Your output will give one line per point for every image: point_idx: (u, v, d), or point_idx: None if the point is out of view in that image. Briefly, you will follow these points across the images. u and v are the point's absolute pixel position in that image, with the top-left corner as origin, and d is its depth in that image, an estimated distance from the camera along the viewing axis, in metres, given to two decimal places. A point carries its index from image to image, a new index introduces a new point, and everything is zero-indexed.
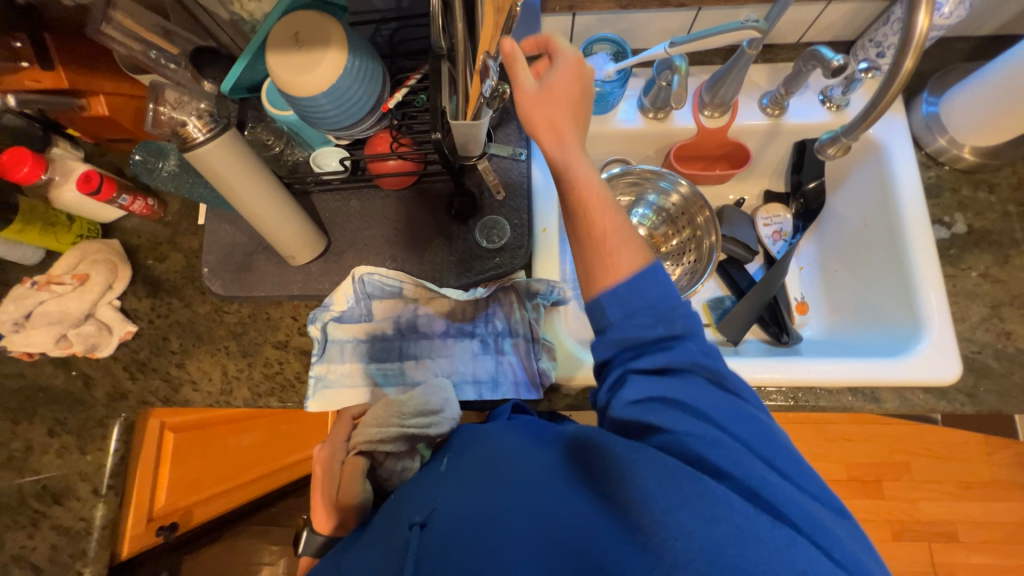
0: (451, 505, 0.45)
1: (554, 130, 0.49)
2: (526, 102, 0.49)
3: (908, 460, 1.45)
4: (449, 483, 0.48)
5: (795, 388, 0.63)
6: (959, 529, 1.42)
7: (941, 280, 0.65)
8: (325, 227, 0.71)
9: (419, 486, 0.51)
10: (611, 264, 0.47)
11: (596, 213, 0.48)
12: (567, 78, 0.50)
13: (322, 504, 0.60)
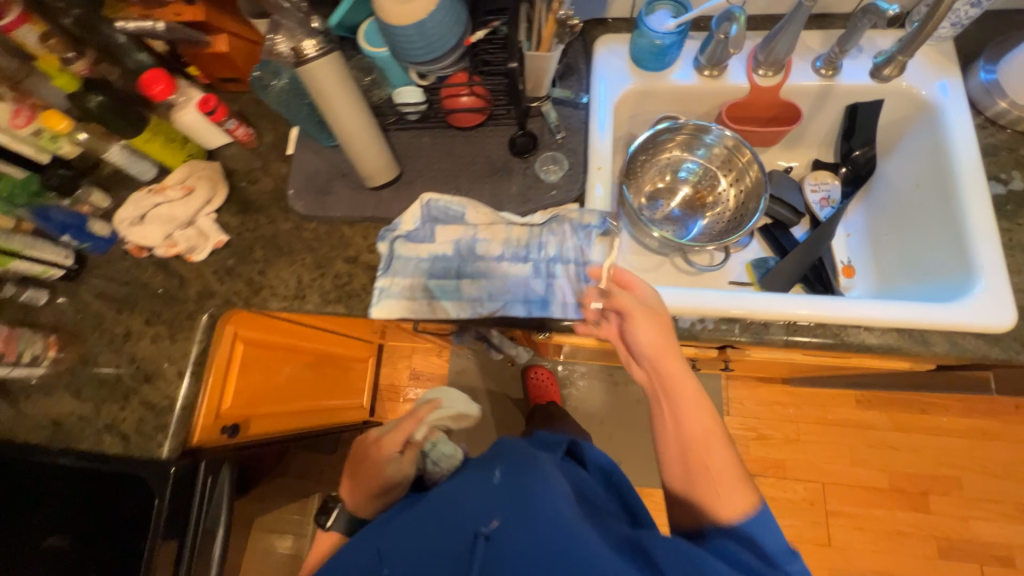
0: (515, 527, 0.54)
1: (659, 374, 0.62)
2: (641, 336, 0.62)
3: (957, 475, 1.38)
4: (511, 501, 0.57)
5: (838, 326, 0.65)
6: (1015, 553, 1.32)
7: (999, 251, 0.64)
8: (399, 158, 0.79)
9: (471, 489, 0.60)
10: (727, 500, 0.57)
11: (711, 447, 0.60)
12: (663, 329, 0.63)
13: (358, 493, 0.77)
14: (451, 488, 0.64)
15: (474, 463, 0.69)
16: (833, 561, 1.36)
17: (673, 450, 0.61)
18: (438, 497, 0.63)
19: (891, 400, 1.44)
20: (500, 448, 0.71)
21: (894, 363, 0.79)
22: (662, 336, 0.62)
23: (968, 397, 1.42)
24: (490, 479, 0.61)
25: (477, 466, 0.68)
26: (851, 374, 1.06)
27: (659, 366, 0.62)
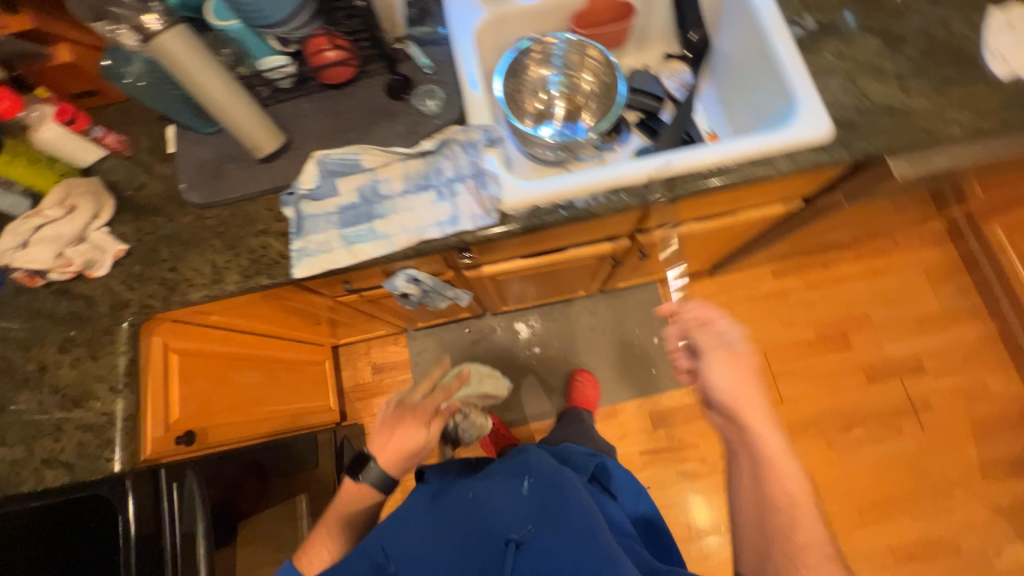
0: (541, 539, 0.70)
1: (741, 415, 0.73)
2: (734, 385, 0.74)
3: (866, 311, 1.59)
4: (541, 519, 0.73)
5: (702, 171, 0.75)
6: (924, 360, 1.54)
7: (809, 79, 0.77)
8: (283, 127, 0.81)
9: (501, 499, 0.77)
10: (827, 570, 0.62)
11: (800, 508, 0.67)
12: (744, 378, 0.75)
13: (393, 454, 0.82)
14: (485, 491, 0.79)
15: (494, 467, 0.84)
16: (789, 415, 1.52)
17: (761, 511, 0.68)
18: (466, 501, 0.78)
19: (800, 264, 1.64)
20: (523, 456, 0.87)
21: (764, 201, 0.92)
22: (746, 379, 0.74)
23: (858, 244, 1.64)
24: (518, 490, 0.78)
25: (501, 469, 0.84)
26: (750, 237, 1.20)
27: (745, 417, 0.72)
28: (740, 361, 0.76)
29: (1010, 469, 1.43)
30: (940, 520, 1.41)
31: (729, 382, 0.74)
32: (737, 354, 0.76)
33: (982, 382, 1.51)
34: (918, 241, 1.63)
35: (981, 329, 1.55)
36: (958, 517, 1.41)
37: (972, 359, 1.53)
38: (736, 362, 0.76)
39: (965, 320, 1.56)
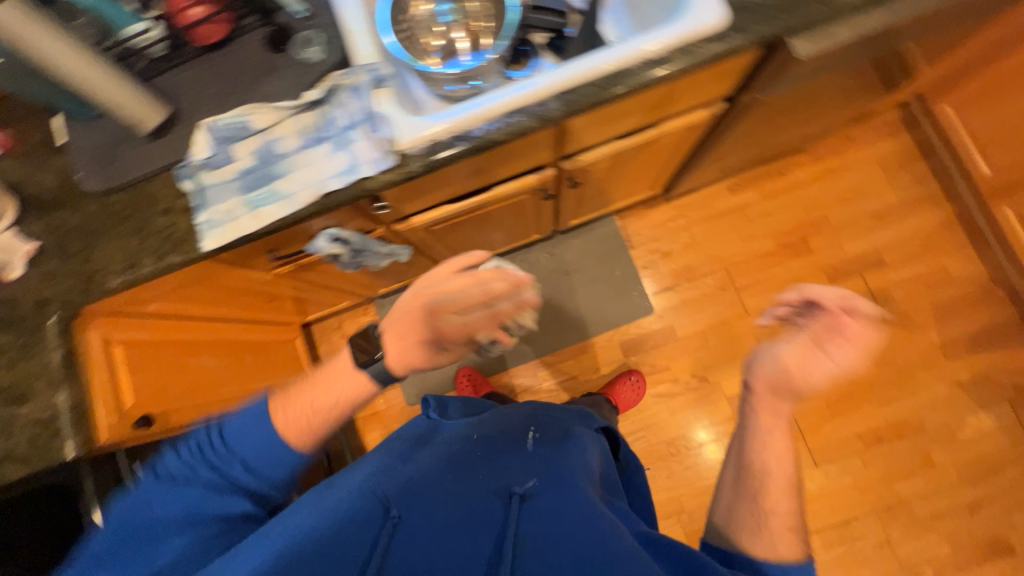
0: (545, 492, 0.74)
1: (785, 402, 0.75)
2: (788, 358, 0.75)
3: (824, 214, 1.59)
4: (544, 475, 0.79)
5: (598, 79, 0.73)
6: (884, 253, 1.55)
7: None
8: (168, 100, 0.77)
9: (507, 456, 0.83)
10: (778, 509, 0.70)
11: (775, 466, 0.72)
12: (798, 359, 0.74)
13: (403, 365, 0.72)
14: (487, 440, 0.86)
15: (498, 424, 0.92)
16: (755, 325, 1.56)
17: (743, 455, 0.75)
18: (474, 445, 0.84)
19: (755, 175, 1.63)
20: (529, 418, 0.96)
21: (678, 106, 0.90)
22: (823, 358, 0.73)
23: (811, 146, 1.63)
24: (522, 446, 0.85)
25: (505, 426, 0.91)
26: (687, 149, 1.18)
27: (770, 393, 0.76)
28: (847, 342, 0.72)
29: (971, 345, 1.47)
30: (906, 402, 1.47)
31: (788, 360, 0.74)
32: (846, 338, 0.72)
33: (943, 267, 1.52)
34: (872, 134, 1.61)
35: (942, 214, 1.54)
36: (923, 397, 1.46)
37: (932, 245, 1.54)
38: (845, 335, 0.73)
39: (923, 208, 1.55)
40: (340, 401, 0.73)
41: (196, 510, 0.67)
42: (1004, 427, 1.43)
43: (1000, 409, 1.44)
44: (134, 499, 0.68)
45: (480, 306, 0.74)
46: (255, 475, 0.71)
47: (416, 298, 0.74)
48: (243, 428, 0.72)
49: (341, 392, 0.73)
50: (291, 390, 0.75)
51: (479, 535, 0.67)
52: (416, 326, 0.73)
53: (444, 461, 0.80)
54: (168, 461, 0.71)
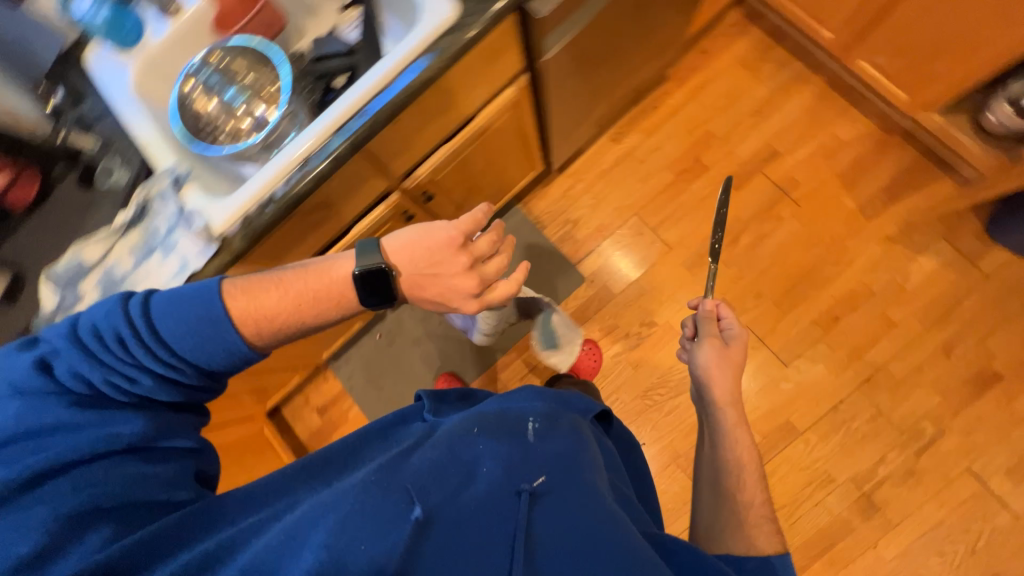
0: (561, 495, 0.62)
1: (737, 408, 0.85)
2: (714, 371, 0.88)
3: (707, 129, 1.62)
4: (558, 471, 0.66)
5: (370, 103, 0.79)
6: (775, 144, 1.57)
7: None
8: (10, 265, 0.82)
9: (507, 440, 0.68)
10: (753, 501, 0.75)
11: (740, 464, 0.79)
12: (722, 373, 0.88)
13: (414, 297, 0.76)
14: (490, 431, 0.69)
15: (494, 411, 0.74)
16: (681, 256, 1.58)
17: (715, 452, 0.82)
18: (469, 438, 0.67)
19: (631, 118, 1.67)
20: (527, 404, 0.79)
21: (478, 96, 0.96)
22: (735, 373, 0.88)
23: (673, 71, 1.66)
24: (519, 438, 0.69)
25: (501, 411, 0.75)
26: (532, 123, 1.22)
27: (715, 398, 0.86)
28: (736, 356, 0.90)
29: (885, 198, 1.49)
30: (846, 274, 1.48)
31: (716, 368, 0.88)
32: (730, 348, 0.91)
33: (832, 136, 1.54)
34: (723, 39, 1.64)
35: (813, 89, 1.57)
36: (861, 263, 1.48)
37: (816, 120, 1.56)
38: (735, 347, 0.91)
39: (795, 90, 1.58)
40: (315, 302, 0.71)
41: (104, 431, 0.56)
42: (945, 263, 1.44)
43: (935, 248, 1.45)
44: (36, 400, 0.56)
45: (463, 250, 0.74)
46: (195, 375, 0.64)
47: (466, 233, 0.75)
48: (180, 309, 0.62)
49: (330, 307, 0.72)
50: (258, 282, 0.68)
51: (490, 537, 0.56)
52: (439, 263, 0.74)
53: (435, 468, 0.61)
54: (71, 360, 0.59)
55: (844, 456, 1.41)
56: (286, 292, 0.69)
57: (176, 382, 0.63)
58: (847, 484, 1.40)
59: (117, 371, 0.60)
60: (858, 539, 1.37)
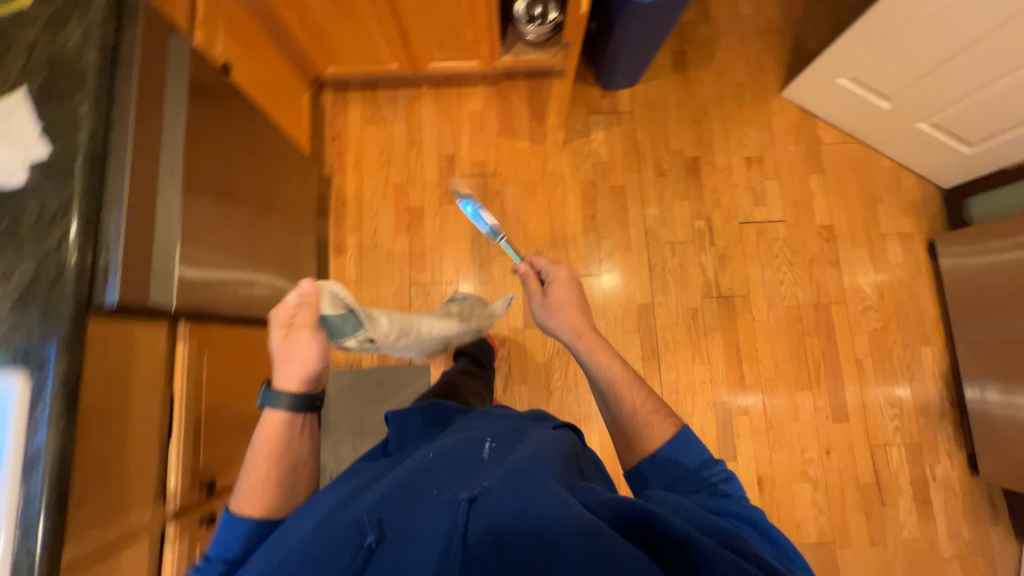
0: (495, 488, 0.62)
1: (584, 333, 0.97)
2: (551, 316, 1.00)
3: (393, 183, 1.72)
4: (497, 471, 0.67)
5: (23, 526, 0.64)
6: (444, 151, 1.74)
7: None
8: None
9: (454, 464, 0.72)
10: (638, 401, 0.86)
11: (618, 381, 0.89)
12: (558, 312, 1.00)
13: (281, 367, 0.81)
14: (445, 457, 0.74)
15: (451, 442, 0.79)
16: (470, 279, 1.68)
17: (591, 376, 0.93)
18: (425, 465, 0.72)
19: (336, 224, 1.69)
20: (490, 430, 0.83)
21: (153, 387, 0.86)
22: (581, 312, 1.00)
23: (329, 168, 1.73)
24: (476, 459, 0.74)
25: (460, 440, 0.80)
26: (244, 326, 1.14)
27: (566, 337, 0.97)
28: (576, 296, 1.02)
29: (537, 121, 1.76)
30: (569, 186, 1.73)
31: (554, 315, 1.00)
32: (560, 292, 1.02)
33: (471, 114, 1.76)
34: (338, 118, 1.75)
35: (427, 96, 1.77)
36: (569, 171, 1.74)
37: (452, 114, 1.77)
38: (563, 287, 1.03)
39: (418, 108, 1.77)
40: (280, 450, 0.83)
41: None
42: (606, 125, 1.76)
43: (593, 122, 1.76)
44: None
45: None
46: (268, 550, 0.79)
47: None
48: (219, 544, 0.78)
49: (286, 454, 0.84)
50: (242, 486, 0.82)
51: (428, 549, 0.59)
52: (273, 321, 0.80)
53: (391, 489, 0.68)
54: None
55: (686, 290, 1.67)
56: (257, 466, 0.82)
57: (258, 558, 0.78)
58: (706, 303, 1.66)
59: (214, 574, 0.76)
60: (743, 326, 1.65)
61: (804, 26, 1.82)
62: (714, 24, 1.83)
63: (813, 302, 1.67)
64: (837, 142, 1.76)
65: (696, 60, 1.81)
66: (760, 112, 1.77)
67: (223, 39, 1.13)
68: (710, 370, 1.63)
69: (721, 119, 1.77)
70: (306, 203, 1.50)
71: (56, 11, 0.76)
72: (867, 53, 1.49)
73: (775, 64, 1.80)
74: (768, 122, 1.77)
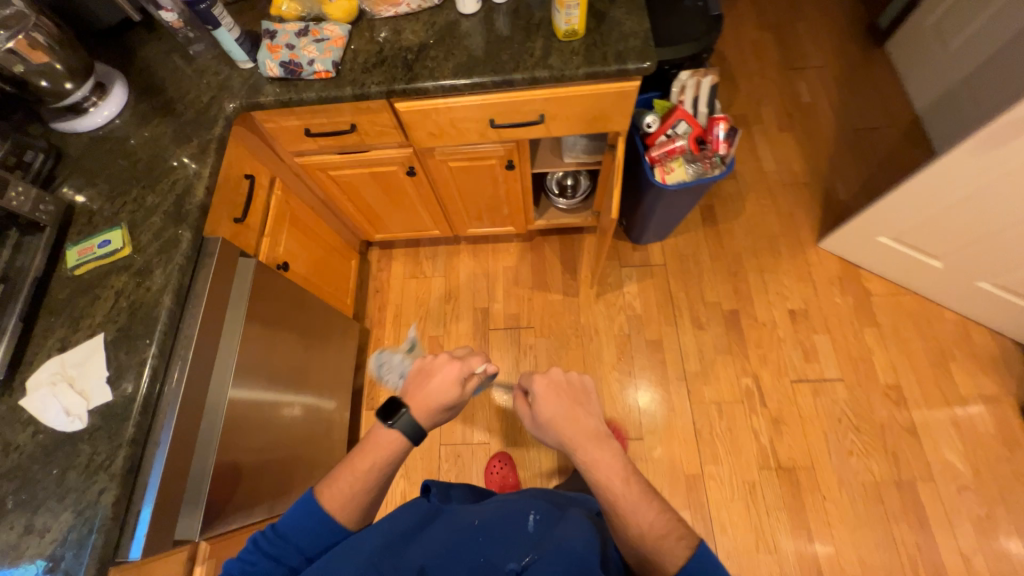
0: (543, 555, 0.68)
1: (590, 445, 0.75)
2: (548, 429, 0.78)
3: (428, 336, 1.76)
4: (542, 544, 0.71)
5: None
6: (479, 305, 1.80)
7: None
8: None
9: (503, 528, 0.76)
10: (649, 521, 0.70)
11: (631, 504, 0.71)
12: (555, 425, 0.78)
13: (428, 417, 0.88)
14: (490, 526, 0.77)
15: (500, 510, 0.82)
16: (501, 441, 1.61)
17: (602, 499, 0.73)
18: (471, 530, 0.76)
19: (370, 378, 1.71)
20: (533, 505, 0.84)
21: None
22: (579, 401, 0.80)
23: (369, 321, 1.79)
24: (522, 530, 0.75)
25: (509, 510, 0.82)
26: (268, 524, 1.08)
27: (569, 450, 0.76)
28: (571, 381, 0.82)
29: (570, 274, 1.80)
30: (603, 339, 1.71)
31: (552, 425, 0.78)
32: (553, 393, 0.80)
33: (505, 269, 1.84)
34: (382, 271, 1.86)
35: (465, 251, 1.88)
36: (603, 325, 1.72)
37: (487, 269, 1.85)
38: (559, 387, 0.81)
39: (455, 263, 1.87)
40: (378, 469, 0.85)
41: None
42: (639, 278, 1.77)
43: (625, 275, 1.78)
44: None
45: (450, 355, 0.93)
46: (302, 564, 0.80)
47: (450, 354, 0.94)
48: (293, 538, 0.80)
49: (373, 461, 0.86)
50: (329, 480, 0.85)
51: None
52: (434, 371, 0.90)
53: (441, 551, 0.72)
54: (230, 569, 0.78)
55: (739, 459, 1.51)
56: (347, 482, 0.84)
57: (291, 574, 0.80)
58: (763, 476, 1.48)
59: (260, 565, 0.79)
60: (811, 505, 1.45)
61: (831, 181, 1.86)
62: (742, 179, 1.90)
63: (892, 478, 1.46)
64: (888, 294, 1.68)
65: (725, 213, 1.85)
66: (798, 264, 1.74)
67: (286, 236, 1.26)
68: (779, 561, 1.40)
69: (757, 271, 1.74)
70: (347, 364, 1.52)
71: (144, 263, 0.87)
72: (913, 219, 1.45)
73: (809, 217, 1.81)
74: (808, 274, 1.73)
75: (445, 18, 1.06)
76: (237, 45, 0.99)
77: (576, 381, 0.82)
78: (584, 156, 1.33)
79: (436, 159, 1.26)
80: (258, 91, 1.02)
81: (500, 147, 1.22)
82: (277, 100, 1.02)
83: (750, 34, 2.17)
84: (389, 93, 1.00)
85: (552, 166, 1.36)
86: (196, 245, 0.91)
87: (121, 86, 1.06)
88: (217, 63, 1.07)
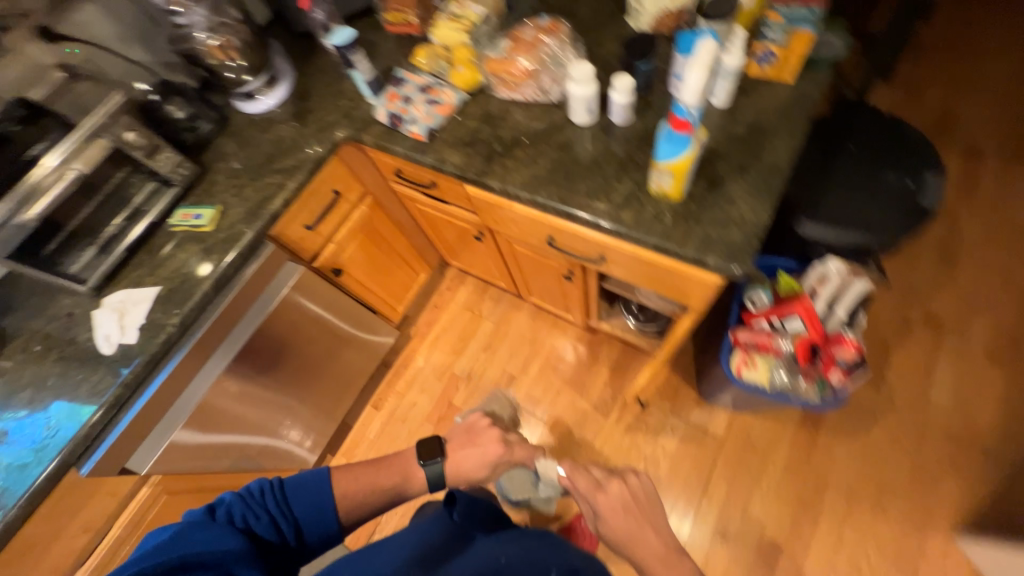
0: None
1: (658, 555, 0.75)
2: (615, 532, 0.80)
3: (452, 371, 1.77)
4: None
5: None
6: (510, 368, 1.73)
7: None
8: None
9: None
10: None
11: None
12: (622, 526, 0.80)
13: (455, 474, 0.90)
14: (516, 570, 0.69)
15: (521, 554, 0.73)
16: None
17: None
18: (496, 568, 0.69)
19: (387, 381, 1.80)
20: (553, 557, 0.73)
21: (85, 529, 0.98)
22: (644, 516, 0.81)
23: (413, 329, 1.87)
24: None
25: (530, 553, 0.73)
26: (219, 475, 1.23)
27: (636, 554, 0.77)
28: (635, 491, 0.84)
29: (611, 390, 1.61)
30: None
31: (621, 528, 0.79)
32: (623, 496, 0.83)
33: (551, 350, 1.72)
34: (447, 290, 1.92)
35: (525, 310, 1.82)
36: (615, 463, 1.50)
37: (537, 338, 1.76)
38: (628, 490, 0.84)
39: (511, 317, 1.82)
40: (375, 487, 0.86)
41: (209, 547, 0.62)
42: (686, 438, 1.49)
43: (670, 426, 1.51)
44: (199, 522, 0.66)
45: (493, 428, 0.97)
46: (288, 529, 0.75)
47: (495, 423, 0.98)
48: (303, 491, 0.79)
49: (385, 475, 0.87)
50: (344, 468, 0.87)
51: None
52: (477, 438, 0.95)
53: None
54: (230, 499, 0.73)
55: None
56: (349, 478, 0.85)
57: (274, 543, 0.73)
58: None
59: (261, 520, 0.73)
60: None
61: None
62: (888, 394, 1.42)
63: None
64: None
65: (841, 422, 1.41)
66: (903, 545, 1.27)
67: (356, 247, 1.36)
68: None
69: (837, 518, 1.32)
70: (379, 350, 1.63)
71: (211, 245, 1.05)
72: None
73: (957, 495, 1.29)
74: (910, 567, 1.24)
75: (555, 118, 0.98)
76: (365, 85, 1.08)
77: (647, 487, 0.85)
78: (657, 303, 1.13)
79: (502, 238, 1.21)
80: (366, 129, 1.11)
81: (564, 260, 1.11)
82: (375, 142, 1.09)
83: (1013, 216, 1.57)
84: (460, 177, 0.98)
85: (625, 293, 1.18)
86: (253, 246, 1.05)
87: (289, 80, 1.22)
88: (354, 91, 1.19)
